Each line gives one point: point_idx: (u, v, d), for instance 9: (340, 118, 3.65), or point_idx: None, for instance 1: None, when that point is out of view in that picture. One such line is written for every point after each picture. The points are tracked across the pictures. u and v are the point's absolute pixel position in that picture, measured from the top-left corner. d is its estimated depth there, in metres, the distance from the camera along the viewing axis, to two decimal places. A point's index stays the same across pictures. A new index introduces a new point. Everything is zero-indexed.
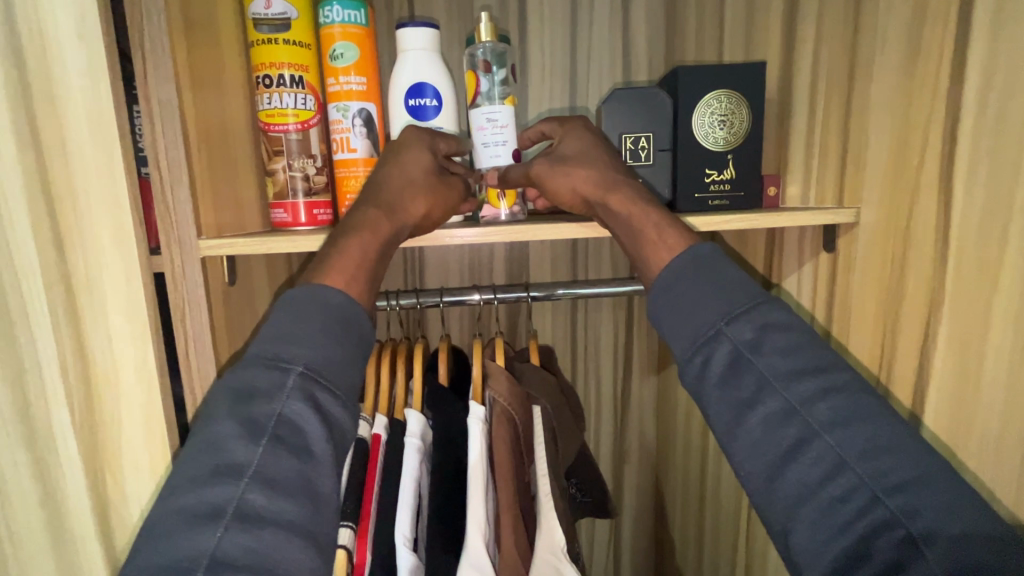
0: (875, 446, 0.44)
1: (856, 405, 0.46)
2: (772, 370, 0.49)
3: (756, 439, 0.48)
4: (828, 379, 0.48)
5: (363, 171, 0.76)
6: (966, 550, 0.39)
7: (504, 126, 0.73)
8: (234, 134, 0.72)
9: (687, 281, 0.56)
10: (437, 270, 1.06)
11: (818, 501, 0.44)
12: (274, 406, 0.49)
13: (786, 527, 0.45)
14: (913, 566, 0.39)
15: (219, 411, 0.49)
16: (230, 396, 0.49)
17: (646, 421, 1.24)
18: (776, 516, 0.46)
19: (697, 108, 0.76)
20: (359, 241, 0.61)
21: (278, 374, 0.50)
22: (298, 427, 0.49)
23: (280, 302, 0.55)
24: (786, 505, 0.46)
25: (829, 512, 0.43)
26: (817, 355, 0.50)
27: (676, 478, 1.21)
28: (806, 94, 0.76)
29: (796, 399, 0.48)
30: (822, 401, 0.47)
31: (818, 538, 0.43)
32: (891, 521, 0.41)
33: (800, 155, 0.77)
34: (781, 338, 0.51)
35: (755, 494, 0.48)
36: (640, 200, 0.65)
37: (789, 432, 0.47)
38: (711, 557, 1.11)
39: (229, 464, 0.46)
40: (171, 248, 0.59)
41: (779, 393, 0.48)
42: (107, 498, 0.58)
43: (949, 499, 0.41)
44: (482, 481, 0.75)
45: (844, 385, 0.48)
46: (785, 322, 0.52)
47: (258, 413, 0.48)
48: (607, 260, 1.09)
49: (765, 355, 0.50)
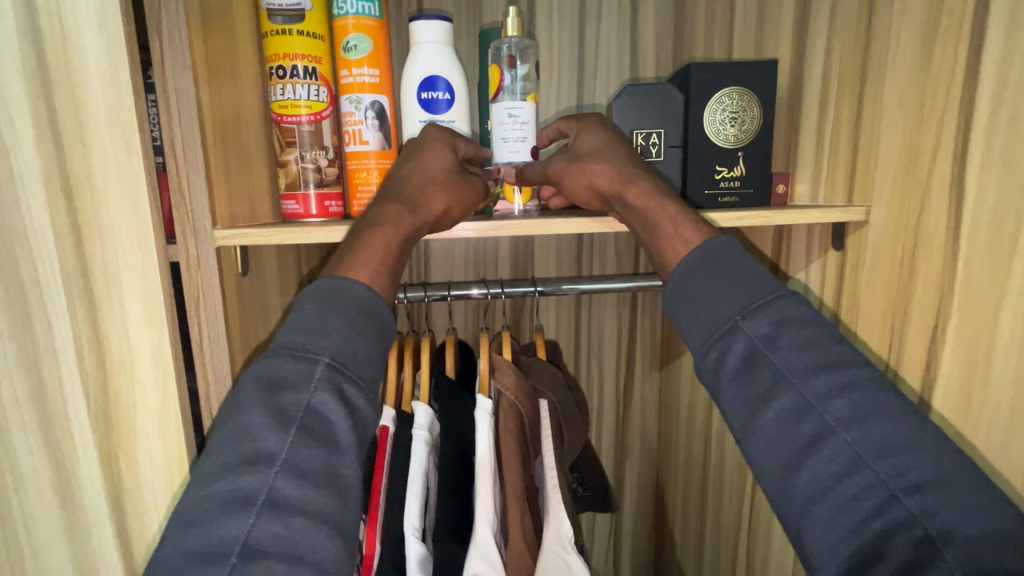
0: (890, 447, 0.44)
1: (875, 402, 0.46)
2: (789, 365, 0.50)
3: (772, 434, 0.49)
4: (845, 376, 0.48)
5: (375, 163, 0.77)
6: (986, 551, 0.39)
7: (525, 123, 0.74)
8: (247, 126, 0.72)
9: (703, 278, 0.57)
10: (444, 264, 1.06)
11: (833, 497, 0.45)
12: (301, 396, 0.49)
13: (800, 523, 0.46)
14: (931, 566, 0.39)
15: (247, 400, 0.49)
16: (259, 386, 0.49)
17: (648, 415, 1.25)
18: (791, 513, 0.47)
19: (708, 105, 0.76)
20: (380, 234, 0.62)
21: (305, 365, 0.51)
22: (325, 417, 0.49)
23: (305, 294, 0.56)
24: (802, 501, 0.46)
25: (845, 509, 0.44)
26: (837, 352, 0.50)
27: (677, 472, 1.22)
28: (816, 93, 0.76)
29: (812, 395, 0.48)
30: (839, 398, 0.47)
31: (833, 536, 0.44)
32: (908, 520, 0.41)
33: (809, 153, 0.78)
34: (799, 333, 0.51)
35: (770, 490, 0.49)
36: (657, 194, 0.65)
37: (805, 428, 0.48)
38: (712, 550, 1.12)
39: (259, 453, 0.46)
40: (187, 237, 0.60)
41: (796, 388, 0.49)
42: (121, 485, 0.59)
43: (967, 498, 0.41)
44: (491, 473, 0.76)
45: (862, 381, 0.48)
46: (802, 317, 0.52)
47: (287, 402, 0.49)
48: (613, 256, 1.10)
49: (782, 350, 0.51)
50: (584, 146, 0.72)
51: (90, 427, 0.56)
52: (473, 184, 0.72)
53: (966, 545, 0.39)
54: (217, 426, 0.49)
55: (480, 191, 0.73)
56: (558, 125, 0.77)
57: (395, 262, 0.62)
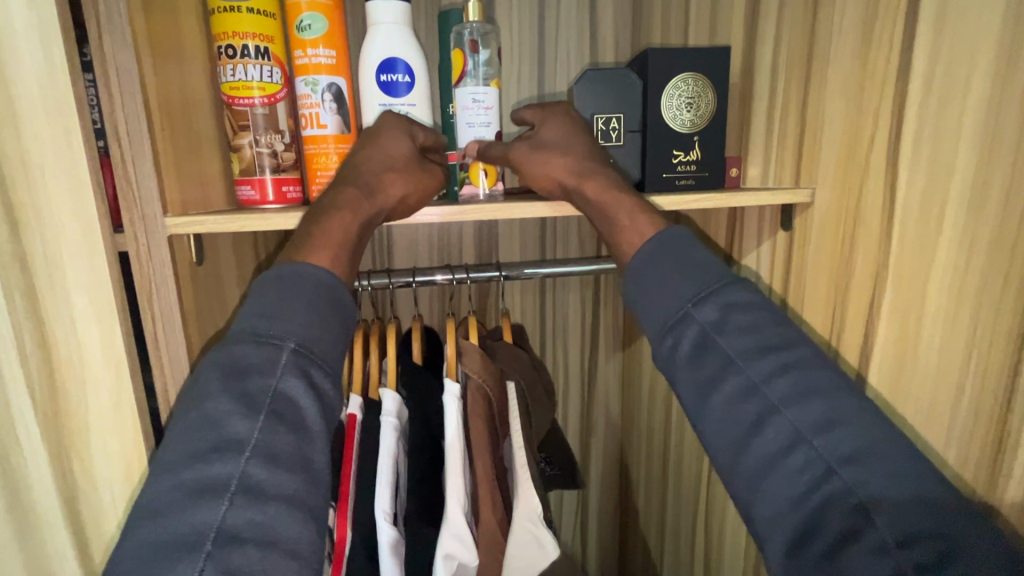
0: (833, 419, 0.48)
1: (814, 380, 0.50)
2: (734, 349, 0.53)
3: (723, 414, 0.52)
4: (789, 358, 0.52)
5: (334, 148, 0.75)
6: (913, 516, 0.42)
7: (489, 108, 0.74)
8: (196, 108, 0.69)
9: (659, 266, 0.60)
10: (407, 250, 1.05)
11: (780, 472, 0.48)
12: (269, 381, 0.49)
13: (750, 499, 0.49)
14: (864, 532, 0.43)
15: (210, 388, 0.48)
16: (223, 371, 0.48)
17: (611, 394, 1.29)
18: (743, 490, 0.50)
19: (665, 91, 0.78)
20: (332, 223, 0.60)
21: (270, 350, 0.50)
22: (293, 401, 0.49)
23: (262, 282, 0.55)
24: (752, 477, 0.49)
25: (790, 481, 0.47)
26: (780, 335, 0.54)
27: (640, 449, 1.27)
28: (766, 79, 0.79)
29: (756, 376, 0.52)
30: (780, 378, 0.51)
31: (780, 508, 0.47)
32: (845, 490, 0.45)
33: (760, 137, 0.81)
34: (744, 317, 0.55)
35: (723, 468, 0.52)
36: (611, 187, 0.67)
37: (750, 408, 0.51)
38: (673, 521, 1.17)
39: (229, 441, 0.45)
40: (135, 225, 0.57)
41: (741, 371, 0.52)
42: (76, 486, 0.56)
43: (901, 468, 0.44)
44: (459, 455, 0.77)
45: (802, 361, 0.51)
46: (748, 303, 0.56)
47: (254, 388, 0.48)
48: (576, 239, 1.12)
49: (728, 334, 0.54)
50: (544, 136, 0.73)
51: (38, 429, 0.53)
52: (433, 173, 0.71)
53: (892, 508, 0.43)
54: (178, 416, 0.48)
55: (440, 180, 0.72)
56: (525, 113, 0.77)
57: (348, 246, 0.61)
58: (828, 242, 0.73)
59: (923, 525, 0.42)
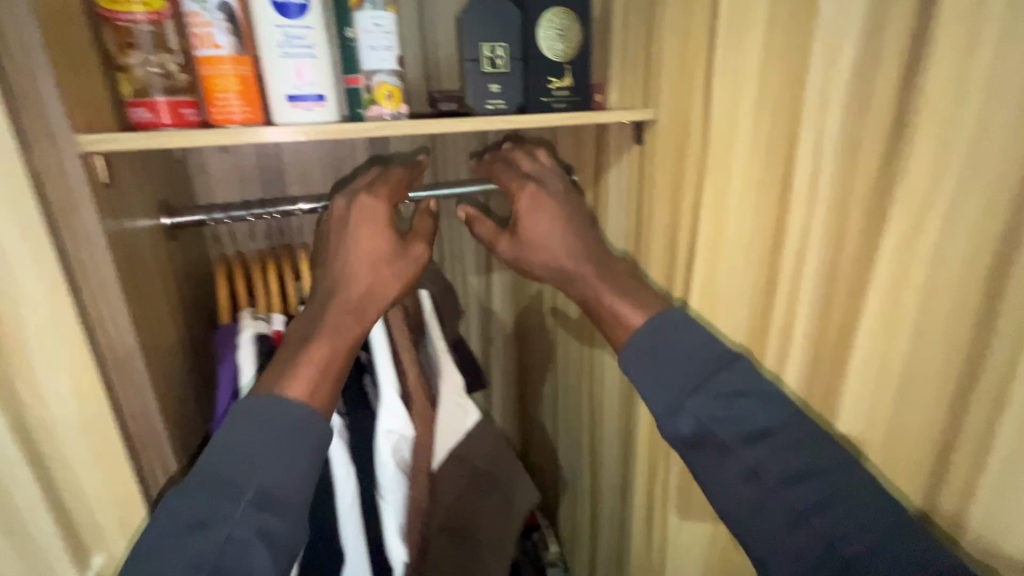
0: (804, 477, 0.63)
1: (798, 458, 0.64)
2: (730, 437, 0.67)
3: (733, 491, 0.67)
4: (770, 428, 0.65)
5: (231, 69, 0.75)
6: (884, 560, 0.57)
7: (389, 32, 0.81)
8: (73, 20, 0.66)
9: (658, 364, 0.72)
10: (297, 175, 1.10)
11: (785, 533, 0.64)
12: (223, 530, 0.58)
13: (765, 559, 0.65)
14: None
15: (172, 527, 0.57)
16: (185, 523, 0.57)
17: (506, 305, 1.47)
18: (759, 552, 0.66)
19: (540, 24, 0.91)
20: (324, 342, 0.70)
21: (230, 501, 0.59)
22: (242, 552, 0.57)
23: (235, 413, 0.64)
24: (764, 533, 0.65)
25: (799, 552, 0.63)
26: (760, 407, 0.66)
27: (534, 352, 1.46)
28: (620, 16, 0.95)
29: (752, 462, 0.66)
30: (771, 460, 0.65)
31: (794, 567, 0.63)
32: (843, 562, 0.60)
33: (618, 67, 0.98)
34: (734, 407, 0.67)
35: (740, 531, 0.67)
36: (599, 286, 0.79)
37: (750, 489, 0.66)
38: (562, 408, 1.38)
39: (229, 552, 0.57)
40: (43, 142, 0.57)
41: (739, 458, 0.66)
42: (17, 401, 0.59)
43: (869, 520, 0.59)
44: (387, 349, 0.88)
45: (791, 440, 0.64)
46: (739, 386, 0.68)
47: (209, 536, 0.57)
48: (464, 160, 1.23)
49: (722, 424, 0.67)
50: (533, 205, 0.85)
51: None
52: (417, 246, 0.81)
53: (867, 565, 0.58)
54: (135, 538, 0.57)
55: (431, 230, 0.85)
56: (513, 160, 0.93)
57: (346, 329, 0.72)
58: (651, 164, 0.93)
59: (891, 562, 0.57)
